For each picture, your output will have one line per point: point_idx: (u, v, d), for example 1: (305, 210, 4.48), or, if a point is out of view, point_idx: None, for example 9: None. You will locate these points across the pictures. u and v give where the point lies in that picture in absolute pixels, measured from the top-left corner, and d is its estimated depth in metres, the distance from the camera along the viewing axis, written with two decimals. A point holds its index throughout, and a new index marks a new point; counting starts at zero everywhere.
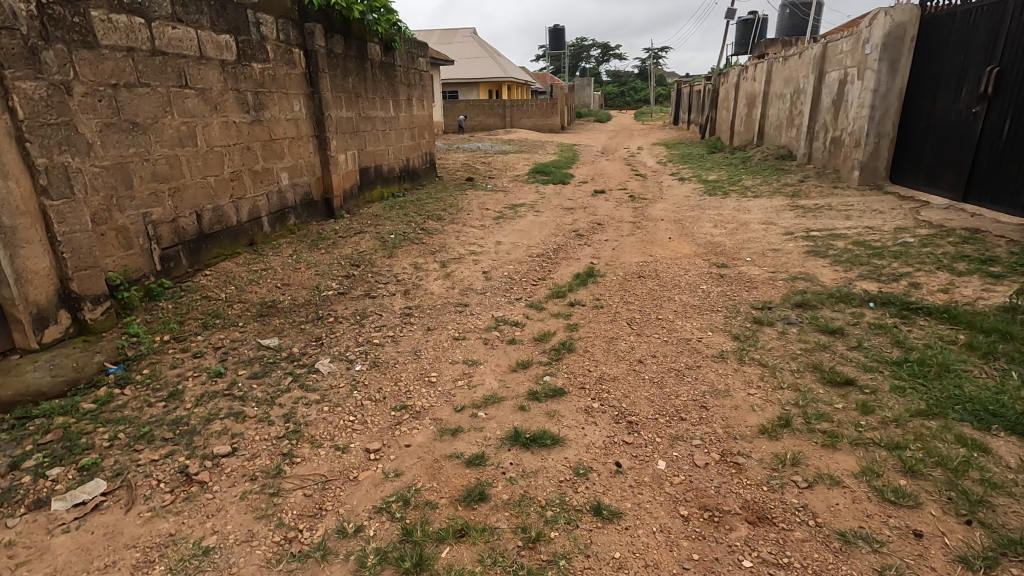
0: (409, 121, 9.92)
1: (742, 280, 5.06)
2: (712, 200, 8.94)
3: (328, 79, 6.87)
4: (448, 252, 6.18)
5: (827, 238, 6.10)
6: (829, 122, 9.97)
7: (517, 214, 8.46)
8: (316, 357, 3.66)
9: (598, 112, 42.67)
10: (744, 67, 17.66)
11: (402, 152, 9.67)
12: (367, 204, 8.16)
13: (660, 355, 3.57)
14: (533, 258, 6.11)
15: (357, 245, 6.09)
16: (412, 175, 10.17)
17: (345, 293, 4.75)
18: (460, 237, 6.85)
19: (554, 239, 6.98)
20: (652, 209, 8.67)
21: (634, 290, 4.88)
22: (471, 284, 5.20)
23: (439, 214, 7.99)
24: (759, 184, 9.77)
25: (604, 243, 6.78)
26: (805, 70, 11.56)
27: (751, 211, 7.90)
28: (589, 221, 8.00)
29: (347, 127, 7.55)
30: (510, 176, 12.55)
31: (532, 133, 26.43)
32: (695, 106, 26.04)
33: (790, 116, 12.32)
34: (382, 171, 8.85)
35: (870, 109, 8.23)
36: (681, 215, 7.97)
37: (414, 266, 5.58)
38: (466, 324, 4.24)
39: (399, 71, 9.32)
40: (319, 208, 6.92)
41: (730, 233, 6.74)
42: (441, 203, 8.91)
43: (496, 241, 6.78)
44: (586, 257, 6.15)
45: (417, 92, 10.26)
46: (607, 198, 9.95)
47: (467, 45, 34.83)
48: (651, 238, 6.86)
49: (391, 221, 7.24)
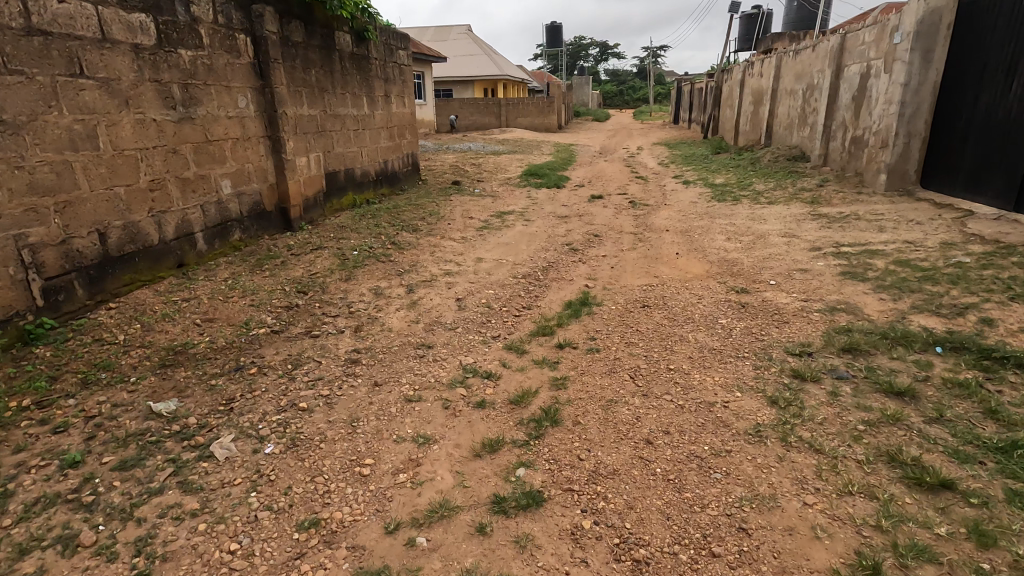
0: (386, 120, 9.02)
1: (768, 313, 4.16)
2: (722, 208, 8.04)
3: (284, 71, 5.97)
4: (420, 272, 5.28)
5: (861, 256, 5.21)
6: (849, 121, 9.06)
7: (505, 223, 7.56)
8: (215, 433, 2.73)
9: (596, 111, 41.76)
10: (749, 63, 16.76)
11: (379, 154, 8.77)
12: (334, 213, 7.26)
13: (674, 431, 2.67)
14: (518, 280, 5.22)
15: (311, 265, 5.17)
16: (391, 180, 9.26)
17: (281, 332, 3.85)
18: (436, 253, 5.96)
19: (545, 254, 6.09)
20: (655, 217, 7.77)
21: (638, 326, 3.99)
22: (441, 316, 4.31)
23: (416, 224, 7.09)
24: (773, 189, 8.87)
25: (602, 260, 5.89)
26: (820, 64, 10.67)
27: (768, 220, 7.00)
28: (586, 231, 7.12)
29: (309, 126, 6.64)
30: (501, 180, 11.66)
31: (527, 132, 25.50)
32: (697, 104, 25.14)
33: (803, 114, 11.43)
34: (354, 176, 7.94)
35: (900, 105, 7.35)
36: (688, 225, 7.09)
37: (375, 292, 4.68)
38: (426, 376, 3.34)
39: (374, 65, 8.42)
40: (273, 220, 6.02)
41: (746, 248, 5.85)
42: (421, 211, 8.00)
43: (477, 258, 5.88)
44: (581, 278, 5.26)
45: (396, 88, 9.36)
46: (605, 204, 9.05)
47: (462, 43, 33.94)
48: (656, 254, 5.97)
49: (358, 234, 6.33)
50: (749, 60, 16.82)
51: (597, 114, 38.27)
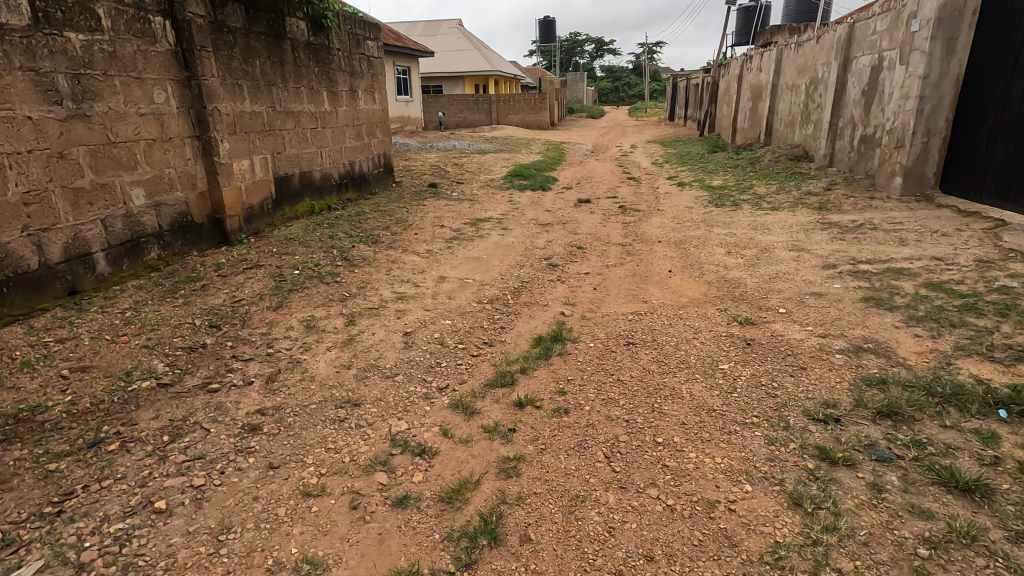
0: (353, 117, 8.21)
1: (778, 353, 3.41)
2: (722, 214, 7.28)
3: (216, 60, 5.17)
4: (368, 297, 4.50)
5: (884, 276, 4.46)
6: (858, 118, 8.31)
7: (478, 233, 6.77)
8: (19, 559, 1.95)
9: (591, 108, 40.98)
10: (747, 57, 16.01)
11: (343, 155, 7.96)
12: (286, 223, 6.47)
13: (660, 556, 1.91)
14: (483, 305, 4.46)
15: (237, 289, 4.38)
16: (358, 184, 8.46)
17: (171, 384, 3.06)
18: (393, 271, 5.18)
19: (519, 272, 5.32)
20: (647, 225, 7.02)
21: (621, 373, 3.22)
22: (380, 357, 3.53)
23: (377, 235, 6.29)
24: (775, 192, 8.13)
25: (584, 279, 5.12)
26: (825, 56, 9.91)
27: (772, 229, 6.26)
28: (568, 242, 6.36)
29: (251, 124, 5.83)
30: (483, 181, 10.89)
31: (519, 130, 24.70)
32: (693, 101, 24.39)
33: (806, 111, 10.67)
34: (313, 180, 7.14)
35: (918, 99, 6.60)
36: (683, 235, 6.33)
37: (307, 325, 3.90)
38: (340, 452, 2.57)
39: (336, 57, 7.62)
40: (205, 234, 5.21)
41: (749, 265, 5.11)
42: (387, 219, 7.20)
43: (440, 277, 5.10)
44: (557, 303, 4.50)
45: (364, 83, 8.55)
46: (593, 208, 8.30)
47: (452, 38, 33.05)
48: (646, 271, 5.21)
49: (306, 248, 5.54)
50: (748, 54, 16.07)
51: (591, 110, 37.51)
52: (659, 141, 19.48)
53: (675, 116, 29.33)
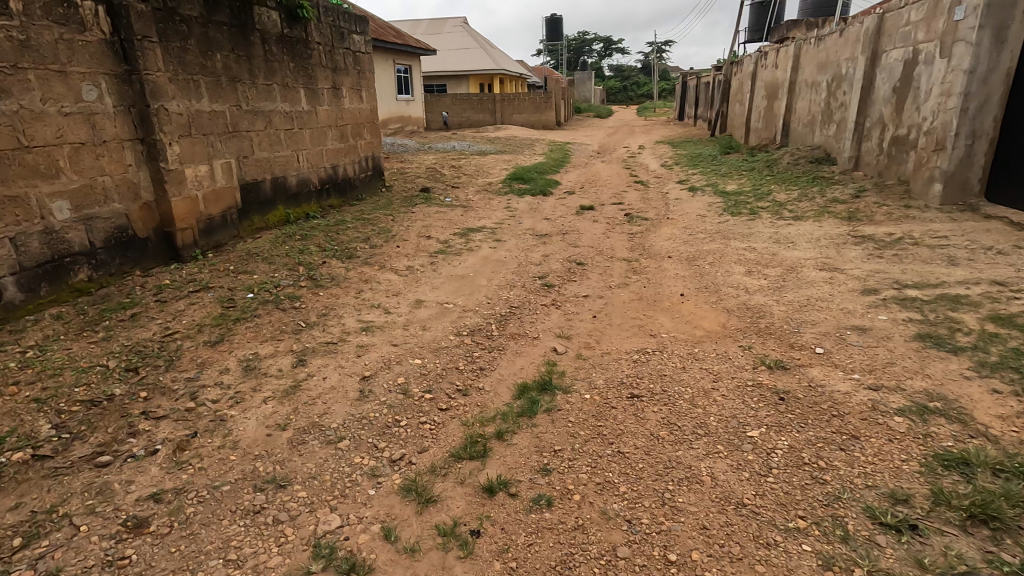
0: (336, 117, 7.58)
1: (819, 414, 2.72)
2: (739, 224, 6.57)
3: (163, 53, 4.54)
4: (328, 327, 3.85)
5: (938, 306, 3.76)
6: (889, 118, 7.57)
7: (467, 245, 6.12)
8: None
9: (598, 107, 40.23)
10: (762, 53, 15.24)
11: (324, 158, 7.33)
12: (255, 235, 5.84)
13: None
14: (462, 338, 3.80)
15: (174, 318, 3.75)
16: (341, 190, 7.82)
17: (50, 456, 2.41)
18: (364, 294, 4.53)
19: (508, 294, 4.65)
20: (655, 237, 6.33)
21: (621, 441, 2.54)
22: (326, 412, 2.87)
23: (354, 249, 5.66)
24: (797, 200, 7.40)
25: (583, 303, 4.45)
26: (849, 51, 9.16)
27: (796, 243, 5.56)
28: (566, 257, 5.69)
29: (211, 125, 5.20)
30: (480, 185, 10.23)
31: (523, 130, 24.03)
32: (703, 100, 23.61)
33: (827, 110, 9.92)
34: (287, 187, 6.50)
35: (963, 96, 5.88)
36: (696, 249, 5.64)
37: (246, 367, 3.26)
38: (242, 568, 1.92)
39: (316, 51, 6.98)
40: (151, 250, 4.59)
41: (773, 288, 4.42)
42: (368, 230, 6.56)
43: (417, 300, 4.45)
44: (549, 335, 3.84)
45: (349, 81, 7.91)
46: (596, 216, 7.62)
47: (456, 36, 32.40)
48: (655, 294, 4.53)
49: (269, 265, 4.90)
50: (762, 50, 15.30)
51: (599, 109, 36.78)
52: (668, 141, 18.76)
53: (684, 115, 28.53)
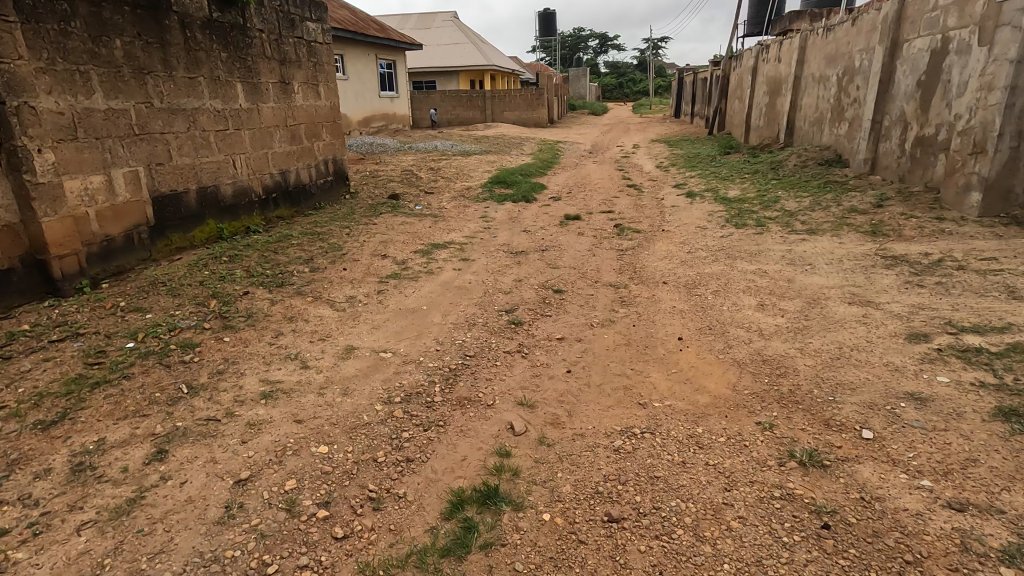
0: (284, 115, 6.65)
1: (885, 559, 1.83)
2: (746, 239, 5.69)
3: (27, 37, 3.64)
4: (218, 392, 2.94)
5: (1014, 363, 2.88)
6: (912, 115, 6.70)
7: (427, 266, 5.21)
8: None
9: (593, 105, 39.31)
10: (763, 46, 14.35)
11: (270, 163, 6.41)
12: (173, 256, 4.92)
13: None
14: (393, 407, 2.90)
15: (9, 385, 2.84)
16: (292, 200, 6.90)
17: None
18: (283, 337, 3.62)
19: (465, 335, 3.76)
20: (648, 255, 5.45)
21: None
22: (163, 550, 1.97)
23: (290, 274, 4.75)
24: (809, 210, 6.52)
25: (556, 349, 3.56)
26: (863, 41, 8.28)
27: (815, 265, 4.68)
28: (543, 281, 4.81)
29: (106, 127, 4.28)
30: (458, 190, 9.32)
31: (514, 128, 23.11)
32: (701, 96, 22.72)
33: (838, 107, 9.05)
34: (219, 197, 5.57)
35: (1009, 90, 5.01)
36: (697, 272, 4.76)
37: (78, 465, 2.35)
38: None
39: (257, 40, 6.06)
40: (15, 283, 3.67)
41: (793, 329, 3.54)
42: (315, 247, 5.65)
43: (348, 347, 3.54)
44: (507, 402, 2.95)
45: (302, 74, 6.97)
46: (582, 228, 6.74)
47: (445, 31, 31.42)
48: (647, 335, 3.64)
49: (172, 300, 3.99)
50: (763, 43, 14.42)
51: (594, 106, 35.91)
52: (664, 140, 17.91)
53: (681, 112, 27.66)
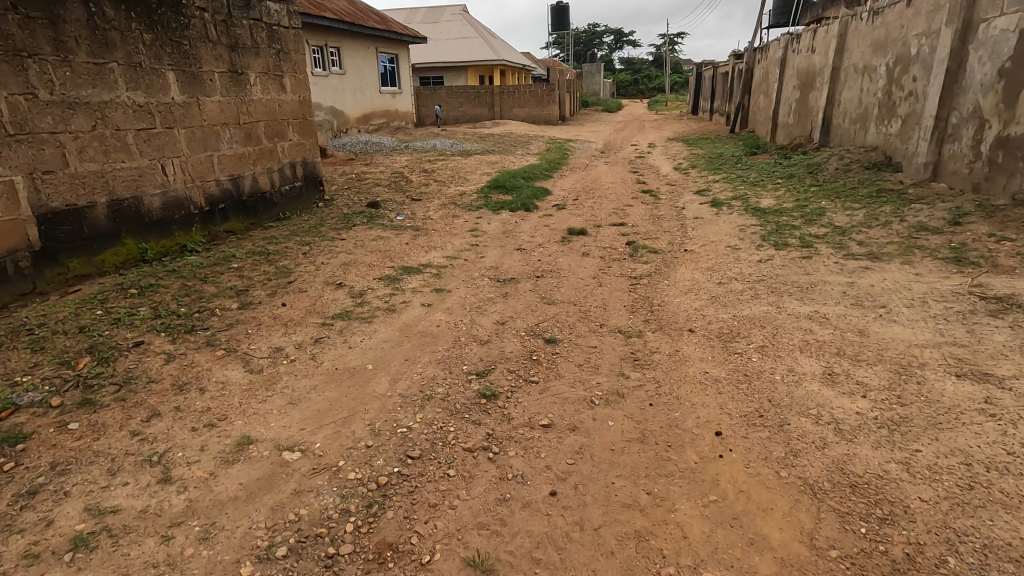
0: (235, 111, 5.63)
1: None
2: (791, 266, 4.57)
3: None
4: (8, 537, 1.92)
5: None
6: (991, 111, 5.51)
7: (389, 300, 4.16)
8: None
9: (607, 101, 37.99)
10: (793, 35, 13.08)
11: (216, 168, 5.40)
12: (69, 289, 3.93)
13: None
14: (271, 568, 1.84)
15: None
16: (248, 211, 5.88)
17: None
18: (157, 421, 2.60)
19: (415, 416, 2.70)
20: (667, 286, 4.36)
21: None
22: None
23: (209, 314, 3.73)
24: (864, 227, 5.36)
25: (539, 445, 2.49)
26: (923, 24, 7.07)
27: (891, 309, 3.55)
28: (533, 325, 3.74)
29: None
30: (451, 195, 8.27)
31: (524, 125, 22.01)
32: (721, 91, 21.40)
33: (888, 103, 7.84)
34: (141, 212, 4.57)
35: None
36: (732, 316, 3.67)
37: None
38: None
39: (196, 20, 5.04)
40: None
41: (883, 422, 2.43)
42: (257, 272, 4.63)
43: (243, 439, 2.49)
44: (452, 560, 1.88)
45: (259, 63, 5.95)
46: (588, 245, 5.65)
47: (454, 25, 30.33)
48: (669, 424, 2.56)
49: (27, 358, 2.98)
50: (793, 32, 13.16)
51: (608, 103, 34.65)
52: (683, 138, 16.69)
53: (699, 109, 26.33)
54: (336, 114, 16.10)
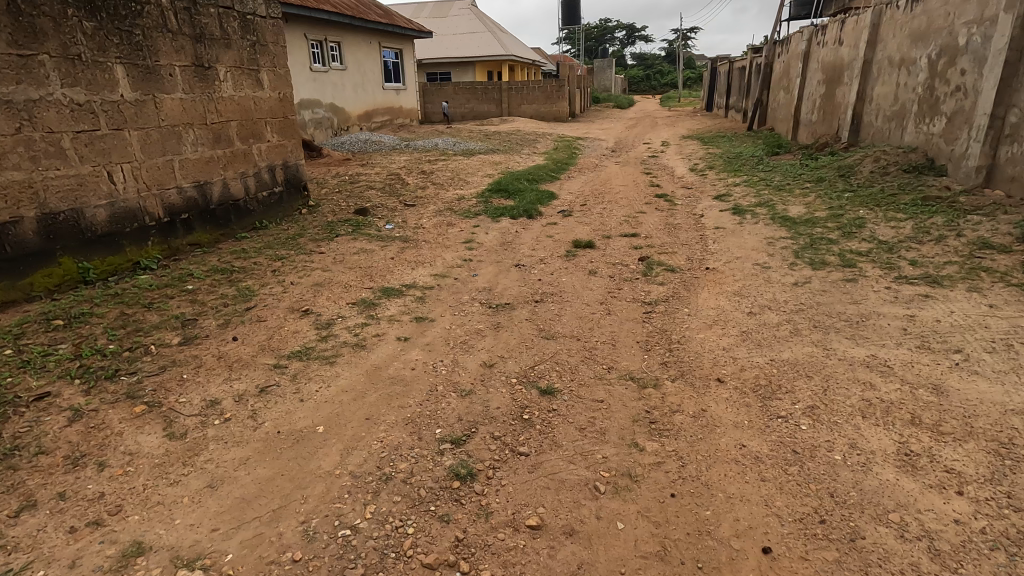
0: (201, 109, 5.04)
1: None
2: (833, 291, 3.89)
3: None
4: None
5: None
6: None
7: (360, 332, 3.54)
8: None
9: (618, 97, 37.09)
10: (817, 27, 12.30)
11: (177, 173, 4.81)
12: None
13: None
14: None
15: None
16: (216, 221, 5.29)
17: None
18: (27, 517, 2.00)
19: (365, 510, 2.08)
20: (688, 317, 3.70)
21: None
22: None
23: (142, 354, 3.14)
24: (914, 242, 4.66)
25: (524, 562, 1.85)
26: (973, 11, 6.33)
27: (968, 355, 2.87)
28: (527, 369, 3.11)
29: None
30: (448, 200, 7.64)
31: (532, 123, 21.33)
32: (738, 86, 20.55)
33: (931, 99, 7.09)
34: (81, 226, 3.99)
35: None
36: (769, 361, 3.01)
37: None
38: None
39: (151, 7, 4.45)
40: None
41: (995, 540, 1.77)
42: (214, 295, 4.03)
43: (132, 548, 1.89)
44: None
45: (230, 56, 5.36)
46: (595, 261, 5.00)
47: (462, 19, 29.65)
48: (699, 532, 1.92)
49: None
50: (818, 24, 12.36)
51: (620, 99, 33.76)
52: (698, 136, 15.94)
53: (714, 105, 25.45)
54: (337, 112, 15.54)
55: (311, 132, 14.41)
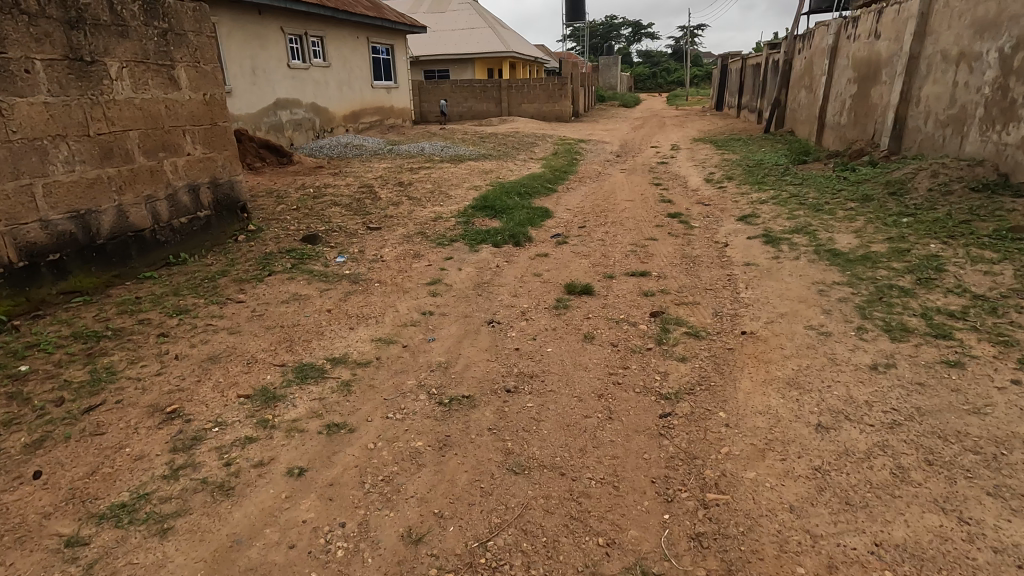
0: (80, 116, 3.88)
1: None
2: (934, 386, 2.69)
3: None
4: None
5: None
6: None
7: (235, 459, 2.37)
8: None
9: (623, 96, 35.86)
10: (847, 18, 11.04)
11: (41, 201, 3.66)
12: None
13: None
14: None
15: None
16: (106, 260, 4.13)
17: None
18: None
19: None
20: (726, 432, 2.51)
21: None
22: None
23: None
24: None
25: None
26: None
27: None
28: (475, 550, 1.92)
29: None
30: (423, 221, 6.47)
31: (533, 123, 20.14)
32: (751, 85, 19.28)
33: (1004, 102, 5.87)
34: None
35: None
36: (874, 549, 1.82)
37: None
38: None
39: None
40: None
41: None
42: (55, 382, 2.87)
43: None
44: None
45: (127, 47, 4.19)
46: (593, 317, 3.81)
47: (461, 15, 28.42)
48: None
49: None
50: (847, 15, 11.11)
51: (626, 98, 32.47)
52: (710, 139, 14.69)
53: (725, 105, 24.18)
54: (320, 112, 14.40)
55: (289, 135, 13.28)
